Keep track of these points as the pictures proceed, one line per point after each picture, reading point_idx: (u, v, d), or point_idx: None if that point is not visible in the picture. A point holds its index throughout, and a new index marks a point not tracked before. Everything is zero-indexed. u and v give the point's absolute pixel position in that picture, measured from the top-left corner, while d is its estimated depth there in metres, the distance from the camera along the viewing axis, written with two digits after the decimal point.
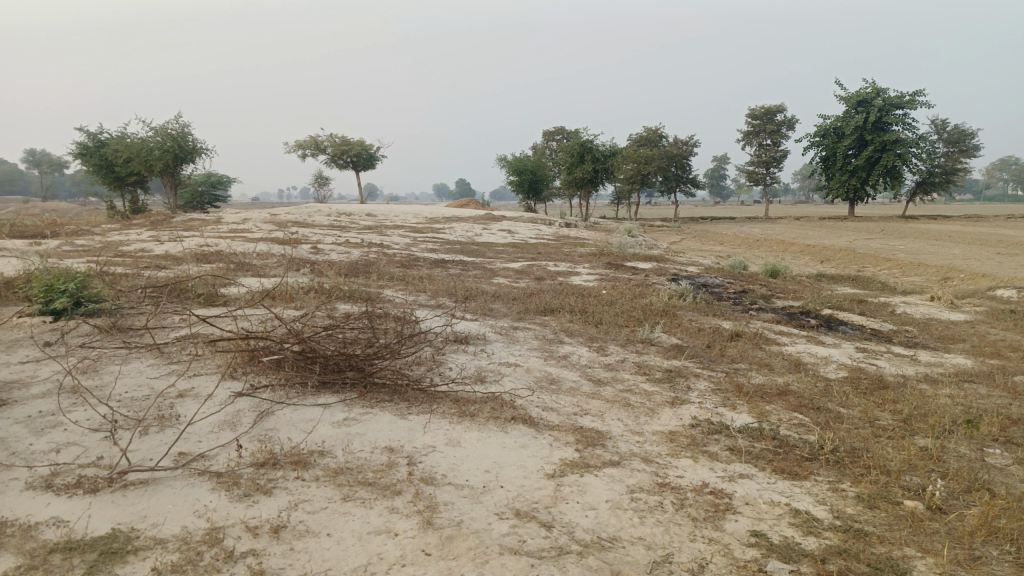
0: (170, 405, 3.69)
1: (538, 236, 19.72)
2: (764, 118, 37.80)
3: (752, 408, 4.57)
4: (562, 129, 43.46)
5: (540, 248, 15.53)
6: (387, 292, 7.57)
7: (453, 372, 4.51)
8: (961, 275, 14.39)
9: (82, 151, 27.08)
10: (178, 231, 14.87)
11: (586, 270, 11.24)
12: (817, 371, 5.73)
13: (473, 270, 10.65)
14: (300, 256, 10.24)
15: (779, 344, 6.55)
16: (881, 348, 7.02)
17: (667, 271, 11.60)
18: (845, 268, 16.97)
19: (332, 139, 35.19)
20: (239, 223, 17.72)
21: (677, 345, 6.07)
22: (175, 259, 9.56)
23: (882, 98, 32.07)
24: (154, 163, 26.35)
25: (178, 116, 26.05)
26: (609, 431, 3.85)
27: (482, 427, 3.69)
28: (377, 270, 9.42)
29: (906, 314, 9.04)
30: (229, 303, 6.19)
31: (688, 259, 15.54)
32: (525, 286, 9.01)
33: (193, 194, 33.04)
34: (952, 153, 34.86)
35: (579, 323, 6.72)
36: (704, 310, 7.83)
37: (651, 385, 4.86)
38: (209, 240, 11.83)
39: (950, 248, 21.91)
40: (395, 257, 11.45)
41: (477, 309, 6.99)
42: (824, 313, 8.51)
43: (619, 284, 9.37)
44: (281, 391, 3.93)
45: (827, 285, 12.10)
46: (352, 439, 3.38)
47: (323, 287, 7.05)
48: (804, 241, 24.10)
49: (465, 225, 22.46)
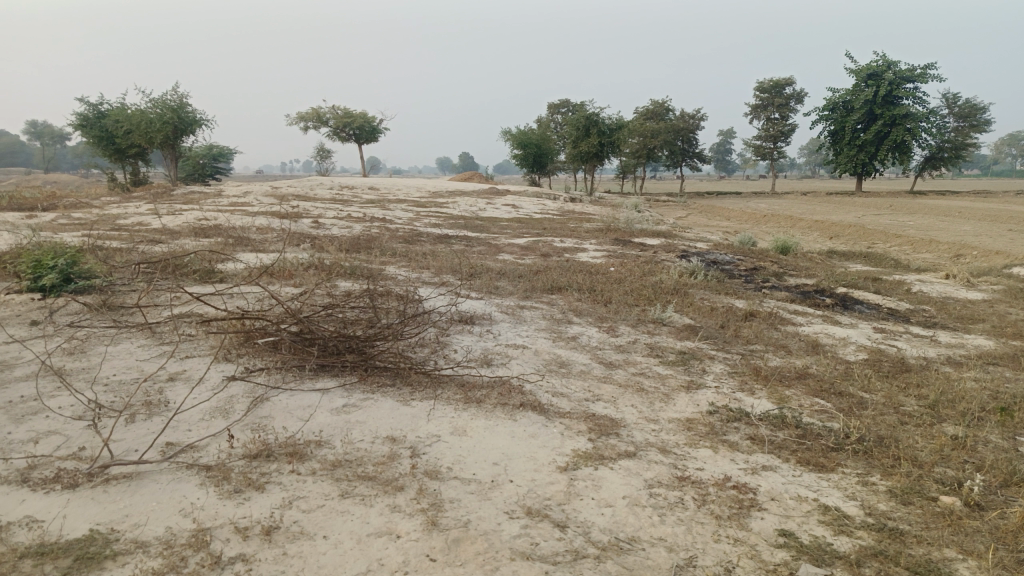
0: (160, 390, 3.49)
1: (543, 211, 19.43)
2: (772, 91, 37.19)
3: (772, 393, 4.35)
4: (567, 102, 42.93)
5: (546, 223, 15.27)
6: (389, 268, 7.34)
7: (457, 355, 4.30)
8: (974, 252, 14.11)
9: (81, 122, 26.75)
10: (177, 204, 14.63)
11: (593, 246, 11.00)
12: (836, 353, 5.50)
13: (477, 245, 10.39)
14: (300, 231, 10.01)
15: (795, 324, 6.31)
16: (900, 328, 6.77)
17: (676, 247, 11.34)
18: (855, 244, 16.70)
19: (334, 111, 34.73)
20: (240, 197, 17.45)
21: (690, 326, 5.85)
22: (173, 233, 9.34)
23: (893, 72, 31.47)
24: (154, 135, 26.00)
25: (177, 87, 25.64)
26: (623, 419, 3.64)
27: (489, 414, 3.48)
28: (379, 245, 9.18)
29: (922, 292, 8.79)
30: (225, 281, 5.98)
31: (696, 235, 15.26)
32: (531, 262, 8.77)
33: (195, 166, 32.72)
34: (962, 127, 34.31)
35: (587, 302, 6.49)
36: (716, 288, 7.59)
37: (665, 369, 4.64)
38: (208, 214, 11.59)
39: (961, 224, 21.55)
40: (398, 232, 11.20)
41: (482, 287, 6.77)
42: (839, 292, 8.26)
43: (628, 261, 9.12)
44: (277, 375, 3.72)
45: (839, 262, 11.85)
46: (351, 428, 3.17)
47: (323, 263, 6.83)
48: (812, 217, 23.76)
49: (469, 199, 22.16)
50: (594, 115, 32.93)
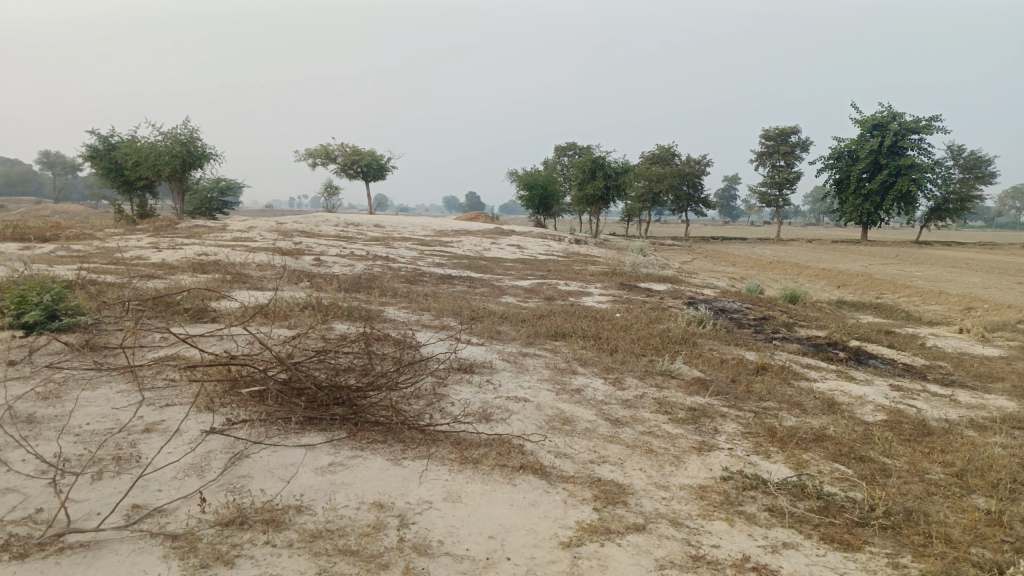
0: (133, 443, 3.24)
1: (548, 253, 19.32)
2: (778, 138, 37.40)
3: (789, 458, 4.08)
4: (574, 145, 43.25)
5: (551, 265, 15.10)
6: (388, 310, 7.13)
7: (454, 408, 4.04)
8: (985, 306, 13.88)
9: (92, 153, 26.89)
10: (179, 237, 14.50)
11: (598, 290, 10.79)
12: (853, 413, 5.22)
13: (480, 287, 10.18)
14: (301, 268, 9.83)
15: (808, 380, 6.05)
16: (917, 386, 6.49)
17: (682, 294, 11.13)
18: (863, 294, 16.50)
19: (342, 149, 34.92)
20: (244, 232, 17.35)
21: (699, 379, 5.59)
22: (171, 268, 9.16)
23: (898, 123, 31.60)
24: (162, 168, 26.09)
25: (188, 121, 25.81)
26: (631, 485, 3.37)
27: (486, 478, 3.22)
28: (380, 285, 8.98)
29: (937, 347, 8.54)
30: (217, 321, 5.76)
31: (702, 281, 15.04)
32: (535, 306, 8.55)
33: (202, 200, 32.79)
34: (967, 179, 34.34)
35: (592, 350, 6.25)
36: (725, 339, 7.34)
37: (674, 427, 4.38)
38: (208, 248, 11.44)
39: (970, 276, 21.36)
40: (400, 271, 11.01)
41: (483, 332, 6.54)
42: (852, 345, 8.00)
43: (634, 308, 8.90)
44: (260, 429, 3.47)
45: (848, 313, 11.61)
46: (335, 492, 2.92)
47: (320, 303, 6.61)
48: (819, 264, 23.58)
49: (474, 239, 22.02)
50: (601, 158, 33.06)
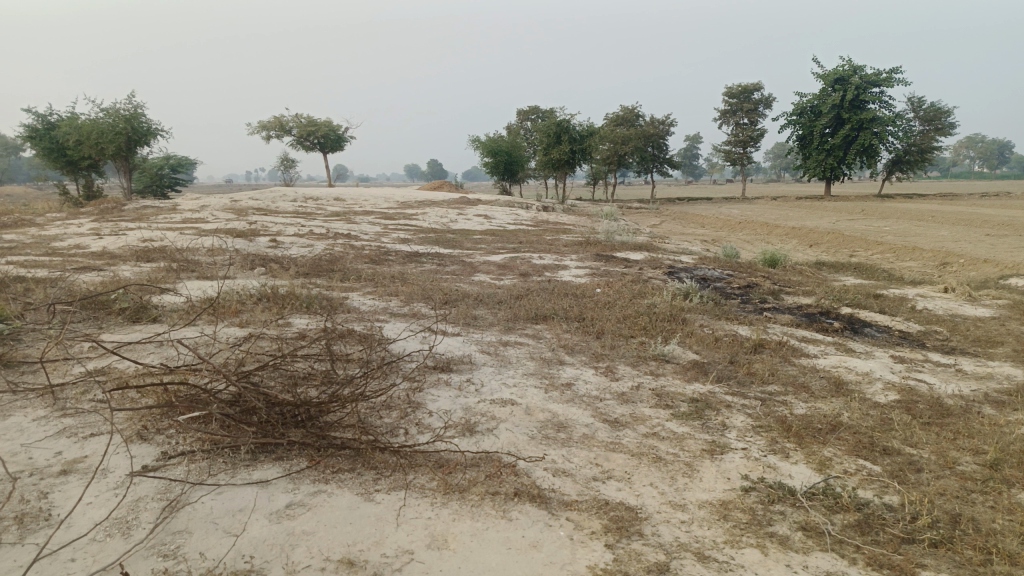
0: (44, 491, 2.65)
1: (516, 222, 18.78)
2: (741, 96, 37.01)
3: (810, 457, 3.65)
4: (537, 109, 42.46)
5: (521, 236, 14.55)
6: (352, 297, 6.54)
7: (432, 420, 3.52)
8: (960, 261, 13.73)
9: (31, 133, 25.43)
10: (125, 222, 13.61)
11: (574, 262, 10.29)
12: (863, 394, 4.83)
13: (450, 265, 9.61)
14: (256, 252, 9.15)
15: (809, 357, 5.63)
16: (920, 357, 6.13)
17: (661, 262, 10.69)
18: (836, 253, 16.30)
19: (297, 120, 33.66)
20: (196, 212, 16.44)
21: (696, 363, 5.15)
22: (113, 258, 8.42)
23: (859, 76, 31.37)
24: (106, 146, 24.77)
25: (130, 96, 24.48)
26: (643, 507, 2.90)
27: (475, 513, 2.71)
28: (343, 267, 8.35)
29: (927, 310, 8.23)
30: (157, 322, 5.11)
31: (676, 247, 14.60)
32: (510, 284, 8.02)
33: (152, 178, 31.31)
34: (927, 131, 34.34)
35: (577, 334, 5.76)
36: (714, 313, 6.91)
37: (679, 426, 3.91)
38: (155, 233, 10.65)
39: (938, 229, 21.30)
40: (364, 250, 10.36)
41: (458, 318, 6.00)
42: (844, 313, 7.62)
43: (614, 281, 8.41)
44: (203, 464, 2.92)
45: (829, 275, 11.30)
46: (295, 548, 2.39)
47: (275, 293, 5.99)
48: (788, 223, 23.38)
49: (439, 210, 21.33)
50: (566, 122, 32.38)
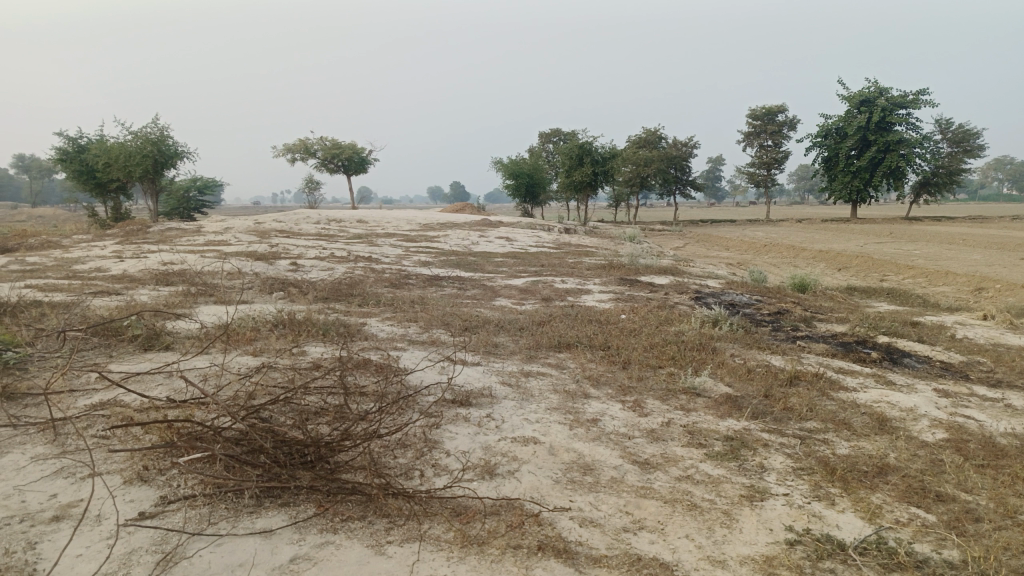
0: (32, 541, 2.47)
1: (538, 244, 18.62)
2: (764, 118, 36.72)
3: (857, 504, 3.37)
4: (559, 131, 42.47)
5: (544, 259, 14.34)
6: (370, 323, 6.36)
7: (449, 461, 3.30)
8: (997, 286, 13.28)
9: (61, 156, 25.82)
10: (148, 244, 13.64)
11: (597, 287, 10.05)
12: (909, 433, 4.52)
13: (471, 289, 9.42)
14: (275, 275, 9.04)
15: (848, 391, 5.33)
16: (965, 390, 5.80)
17: (687, 287, 10.41)
18: (865, 277, 15.90)
19: (321, 143, 33.92)
20: (219, 234, 16.46)
21: (729, 396, 4.88)
22: (132, 281, 8.35)
23: (885, 98, 31.00)
24: (133, 169, 25.07)
25: (157, 119, 24.80)
26: (679, 564, 2.65)
27: (495, 569, 2.47)
28: (362, 292, 8.19)
29: (968, 339, 7.86)
30: (169, 351, 4.96)
31: (702, 270, 14.30)
32: (532, 310, 7.80)
33: (179, 200, 31.64)
34: (956, 152, 33.77)
35: (602, 364, 5.53)
36: (745, 341, 6.63)
37: (714, 468, 3.65)
38: (176, 255, 10.61)
39: (971, 253, 20.77)
40: (384, 273, 10.22)
41: (478, 346, 5.79)
42: (881, 342, 7.29)
43: (639, 307, 8.16)
44: (204, 510, 2.73)
45: (862, 301, 10.94)
46: None
47: (291, 320, 5.82)
48: (815, 246, 22.95)
49: (461, 232, 21.24)
50: (588, 144, 32.31)
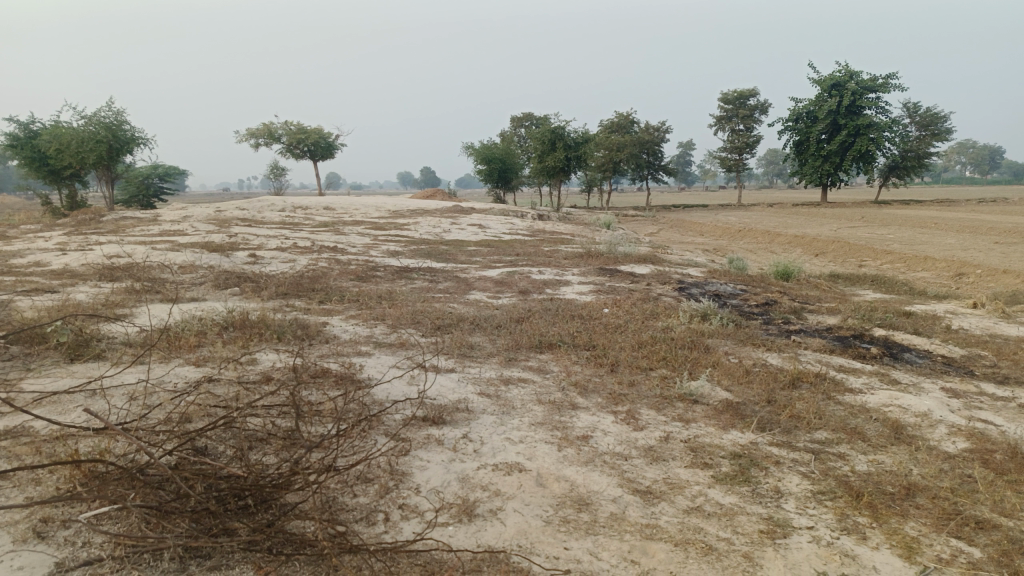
0: None
1: (512, 232, 18.08)
2: (736, 102, 36.46)
3: (894, 538, 2.92)
4: (531, 115, 41.85)
5: (518, 248, 13.80)
6: (333, 323, 5.81)
7: (419, 499, 2.79)
8: (977, 271, 13.08)
9: (12, 142, 24.65)
10: (98, 235, 12.84)
11: (576, 277, 9.57)
12: (928, 443, 4.10)
13: (442, 281, 8.86)
14: (232, 269, 8.40)
15: (855, 394, 4.89)
16: (974, 389, 5.38)
17: (669, 277, 9.99)
18: (843, 264, 15.63)
19: (286, 127, 32.90)
20: (177, 224, 15.64)
21: (730, 404, 4.42)
22: (73, 277, 7.65)
23: (855, 82, 30.86)
24: (87, 155, 23.94)
25: (112, 103, 23.69)
26: None
27: None
28: (325, 286, 7.60)
29: (963, 330, 7.52)
30: (100, 360, 4.36)
31: (681, 258, 13.91)
32: (508, 304, 7.30)
33: (138, 187, 30.48)
34: (924, 136, 33.84)
35: (588, 367, 5.04)
36: (738, 338, 6.18)
37: (725, 495, 3.18)
38: (126, 248, 9.89)
39: (945, 237, 20.68)
40: (350, 265, 9.61)
41: (451, 348, 5.25)
42: (877, 336, 6.88)
43: (622, 300, 7.70)
44: None
45: (847, 289, 10.58)
46: None
47: (244, 321, 5.24)
48: (789, 231, 22.75)
49: (431, 219, 20.59)
50: (560, 128, 31.71)
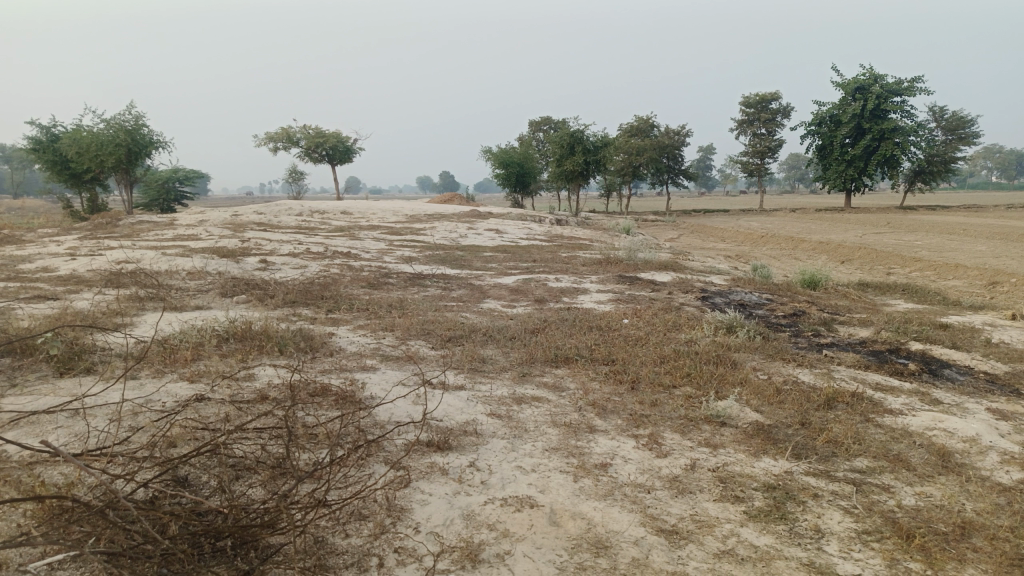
0: None
1: (529, 237, 17.80)
2: (758, 106, 35.92)
3: None
4: (549, 119, 41.59)
5: (535, 253, 13.49)
6: (339, 334, 5.55)
7: (418, 541, 2.51)
8: (1011, 280, 12.58)
9: (34, 146, 24.79)
10: (112, 239, 12.74)
11: (594, 285, 9.26)
12: (978, 472, 3.75)
13: (456, 289, 8.59)
14: (240, 275, 8.18)
15: (894, 416, 4.54)
16: (1022, 409, 4.98)
17: (691, 285, 9.64)
18: (869, 271, 15.17)
19: (305, 131, 32.87)
20: (192, 228, 15.50)
21: (761, 427, 4.09)
22: (78, 284, 7.47)
23: (880, 85, 30.24)
24: (106, 158, 24.00)
25: (131, 106, 23.72)
26: None
27: None
28: (335, 294, 7.35)
29: (1003, 343, 7.12)
30: (91, 375, 4.13)
31: (702, 264, 13.54)
32: (524, 314, 7.01)
33: (158, 191, 30.57)
34: (951, 140, 33.09)
35: (607, 384, 4.73)
36: (766, 352, 5.84)
37: (759, 535, 2.85)
38: (136, 253, 9.72)
39: (974, 243, 20.09)
40: (362, 272, 9.36)
41: (462, 363, 4.97)
42: (914, 350, 6.50)
43: (642, 309, 7.38)
44: None
45: (877, 298, 10.16)
46: None
47: (245, 332, 4.99)
48: (813, 236, 22.25)
49: (448, 224, 20.34)
50: (579, 133, 31.37)
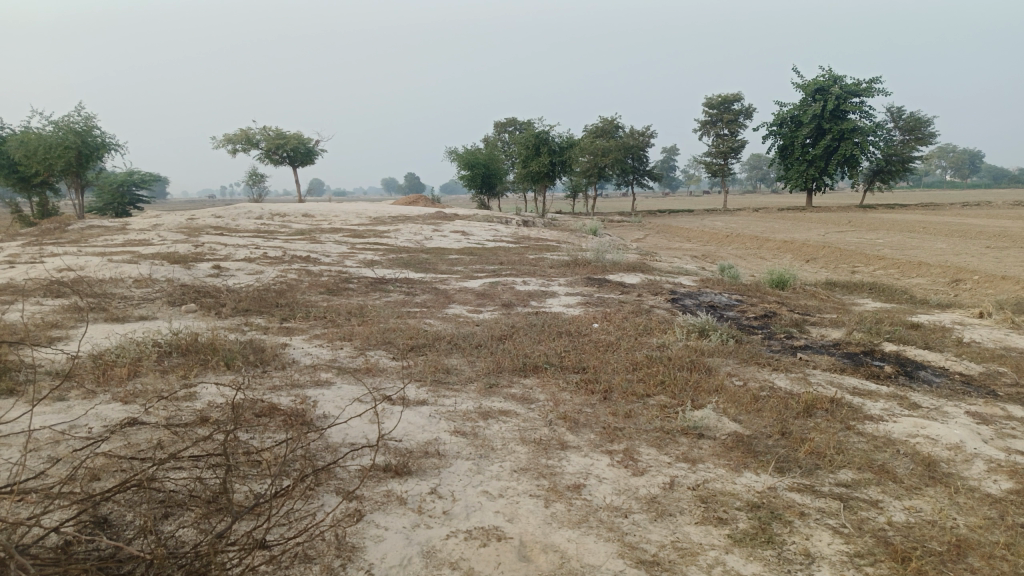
0: None
1: (495, 238, 17.52)
2: (720, 107, 36.16)
3: None
4: (514, 120, 41.39)
5: (502, 255, 13.22)
6: (292, 345, 5.21)
7: None
8: (973, 277, 12.66)
9: None
10: (58, 245, 12.15)
11: (562, 288, 9.01)
12: (966, 483, 3.58)
13: (419, 294, 8.28)
14: (191, 282, 7.77)
15: (875, 423, 4.37)
16: (1001, 412, 4.85)
17: (660, 286, 9.45)
18: (834, 270, 15.19)
19: (264, 132, 32.18)
20: (144, 233, 14.91)
21: (741, 438, 3.87)
22: (14, 293, 7.00)
23: (839, 86, 30.61)
24: (55, 161, 23.10)
25: (81, 107, 22.86)
26: None
27: None
28: (291, 302, 6.99)
29: (974, 343, 7.04)
30: (12, 397, 3.74)
31: (669, 265, 13.41)
32: (490, 320, 6.73)
33: (112, 195, 29.62)
34: (907, 140, 33.63)
35: (578, 395, 4.48)
36: (740, 356, 5.65)
37: (746, 563, 2.62)
38: (81, 260, 9.21)
39: (934, 241, 20.33)
40: (321, 277, 8.99)
41: (424, 374, 4.68)
42: (888, 352, 6.37)
43: (612, 313, 7.15)
44: None
45: (845, 298, 10.08)
46: None
47: (190, 345, 4.64)
48: (777, 236, 22.33)
49: (412, 226, 19.96)
50: (544, 133, 31.20)
